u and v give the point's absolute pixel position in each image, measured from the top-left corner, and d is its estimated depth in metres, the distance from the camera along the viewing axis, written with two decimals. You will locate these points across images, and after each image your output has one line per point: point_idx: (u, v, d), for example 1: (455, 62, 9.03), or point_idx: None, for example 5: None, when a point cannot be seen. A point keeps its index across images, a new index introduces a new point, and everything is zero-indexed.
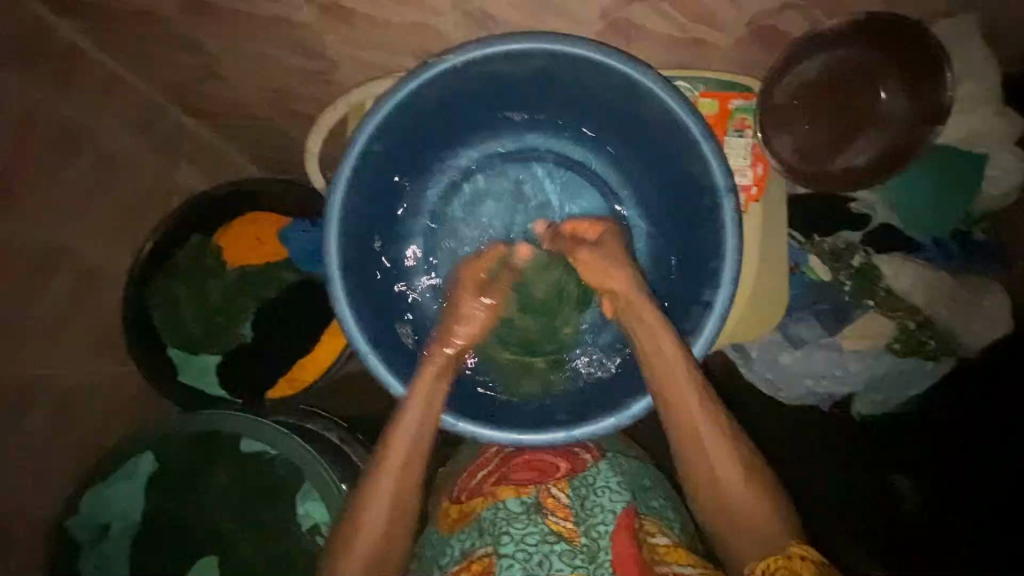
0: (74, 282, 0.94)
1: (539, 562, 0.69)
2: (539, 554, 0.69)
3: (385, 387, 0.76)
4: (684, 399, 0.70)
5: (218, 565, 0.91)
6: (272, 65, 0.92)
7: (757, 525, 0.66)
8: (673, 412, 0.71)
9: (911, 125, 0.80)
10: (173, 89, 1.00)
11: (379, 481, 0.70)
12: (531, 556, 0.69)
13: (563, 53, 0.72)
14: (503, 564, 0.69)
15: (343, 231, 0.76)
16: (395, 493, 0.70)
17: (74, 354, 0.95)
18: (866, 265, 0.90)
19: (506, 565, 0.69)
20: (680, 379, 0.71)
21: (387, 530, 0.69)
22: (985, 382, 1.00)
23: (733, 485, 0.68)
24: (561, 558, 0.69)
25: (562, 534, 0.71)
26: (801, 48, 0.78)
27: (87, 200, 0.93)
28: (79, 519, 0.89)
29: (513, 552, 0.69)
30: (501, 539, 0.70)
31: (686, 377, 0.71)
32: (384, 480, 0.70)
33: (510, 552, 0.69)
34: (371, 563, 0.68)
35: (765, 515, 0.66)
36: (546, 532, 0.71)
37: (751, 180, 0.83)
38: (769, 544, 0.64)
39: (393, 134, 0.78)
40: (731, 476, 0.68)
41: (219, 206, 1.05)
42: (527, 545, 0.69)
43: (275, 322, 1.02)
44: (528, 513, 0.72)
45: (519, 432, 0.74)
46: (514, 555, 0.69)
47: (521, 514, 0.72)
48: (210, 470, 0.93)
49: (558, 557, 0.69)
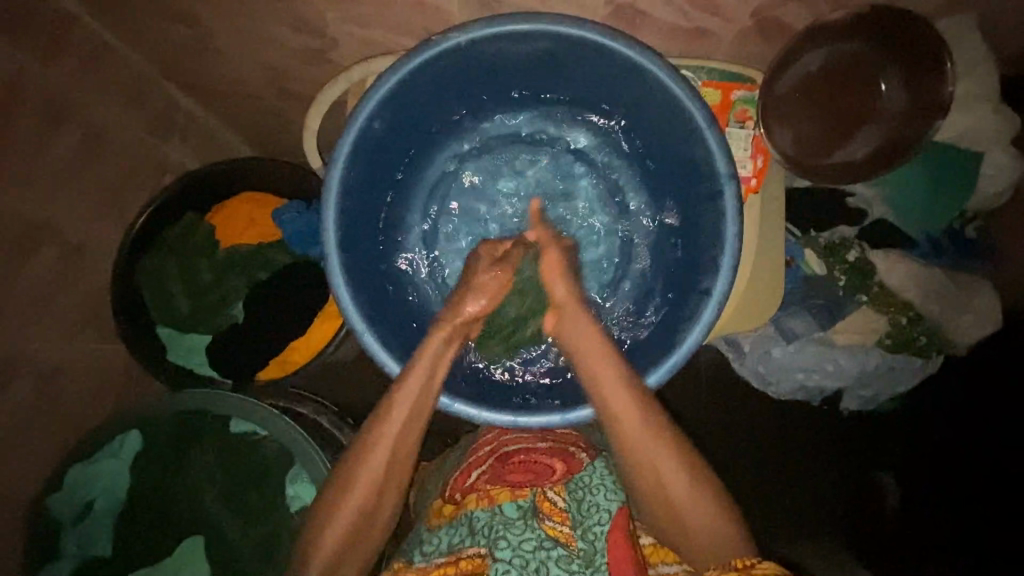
0: (62, 254, 0.92)
1: (536, 568, 0.68)
2: (536, 561, 0.68)
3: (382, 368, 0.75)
4: (611, 393, 0.70)
5: (204, 545, 0.89)
6: (271, 41, 0.91)
7: (697, 532, 0.66)
8: (598, 397, 0.71)
9: (912, 118, 0.81)
10: (166, 61, 0.98)
11: (357, 473, 0.70)
12: (528, 561, 0.68)
13: (571, 35, 0.71)
14: (497, 568, 0.68)
15: (342, 206, 0.75)
16: (379, 485, 0.70)
17: (59, 328, 0.93)
18: (860, 261, 0.91)
19: (500, 569, 0.68)
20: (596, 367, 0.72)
21: (364, 517, 0.70)
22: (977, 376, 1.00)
23: (673, 485, 0.67)
24: (558, 563, 0.68)
25: (558, 539, 0.70)
26: (804, 41, 0.78)
27: (76, 173, 0.91)
28: (62, 495, 0.87)
29: (509, 557, 0.69)
30: (499, 543, 0.69)
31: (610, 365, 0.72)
32: (375, 464, 0.70)
33: (506, 557, 0.68)
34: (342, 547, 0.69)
35: (703, 527, 0.66)
36: (541, 538, 0.70)
37: (751, 171, 0.84)
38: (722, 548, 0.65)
39: (393, 113, 0.77)
40: (665, 468, 0.67)
41: (214, 184, 1.04)
42: (524, 551, 0.69)
43: (269, 305, 1.01)
44: (524, 518, 0.72)
45: (512, 414, 0.74)
46: (511, 560, 0.68)
47: (518, 519, 0.72)
48: (197, 448, 0.92)
49: (555, 562, 0.68)
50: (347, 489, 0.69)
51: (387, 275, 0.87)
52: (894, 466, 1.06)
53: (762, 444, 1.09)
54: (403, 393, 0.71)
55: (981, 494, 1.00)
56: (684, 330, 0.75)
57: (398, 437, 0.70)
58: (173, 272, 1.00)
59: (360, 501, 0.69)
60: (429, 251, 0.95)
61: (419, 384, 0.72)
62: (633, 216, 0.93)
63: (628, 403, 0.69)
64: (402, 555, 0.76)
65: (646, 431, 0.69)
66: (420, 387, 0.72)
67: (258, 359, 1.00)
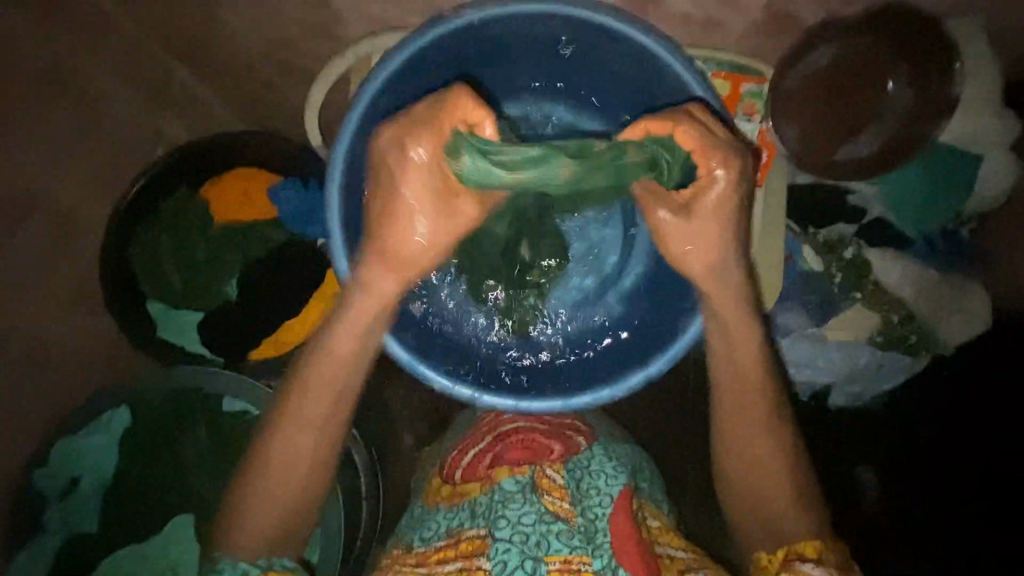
0: (50, 224, 0.89)
1: (536, 542, 0.66)
2: (536, 534, 0.67)
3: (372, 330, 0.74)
4: (740, 406, 0.73)
5: (194, 525, 0.88)
6: (274, 11, 0.89)
7: (769, 504, 0.72)
8: (715, 373, 0.75)
9: (909, 122, 0.86)
10: (162, 30, 0.95)
11: (288, 434, 0.69)
12: (529, 536, 0.67)
13: (586, 20, 0.71)
14: (498, 548, 0.66)
15: (347, 182, 0.74)
16: (315, 447, 0.71)
17: (49, 301, 0.91)
18: (857, 258, 0.92)
19: (501, 548, 0.66)
20: (728, 352, 0.74)
21: (303, 480, 0.70)
22: (972, 379, 1.02)
23: (755, 461, 0.73)
24: (559, 537, 0.66)
25: (557, 514, 0.69)
26: (816, 39, 0.81)
27: (66, 142, 0.88)
28: (47, 471, 0.85)
29: (509, 536, 0.67)
30: (498, 522, 0.68)
31: (753, 366, 0.74)
32: (295, 437, 0.70)
33: (506, 536, 0.66)
34: (285, 514, 0.70)
35: (776, 502, 0.72)
36: (541, 512, 0.68)
37: (755, 165, 0.85)
38: (777, 529, 0.71)
39: (404, 90, 0.76)
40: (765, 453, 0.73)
41: (204, 156, 0.99)
42: (524, 527, 0.67)
43: (267, 280, 0.99)
44: (523, 492, 0.70)
45: (518, 398, 0.75)
46: (511, 539, 0.66)
47: (517, 493, 0.70)
48: (185, 427, 0.91)
49: (557, 536, 0.66)
50: (280, 448, 0.69)
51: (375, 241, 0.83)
52: (877, 464, 1.06)
53: None
54: (337, 347, 0.70)
55: (975, 492, 1.02)
56: (684, 319, 0.77)
57: (332, 397, 0.71)
58: (167, 249, 0.98)
59: (280, 467, 0.69)
60: None
61: (351, 354, 0.71)
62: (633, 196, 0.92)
63: (754, 421, 0.73)
64: (403, 541, 0.76)
65: (755, 428, 0.73)
66: (347, 357, 0.71)
67: (249, 338, 0.98)
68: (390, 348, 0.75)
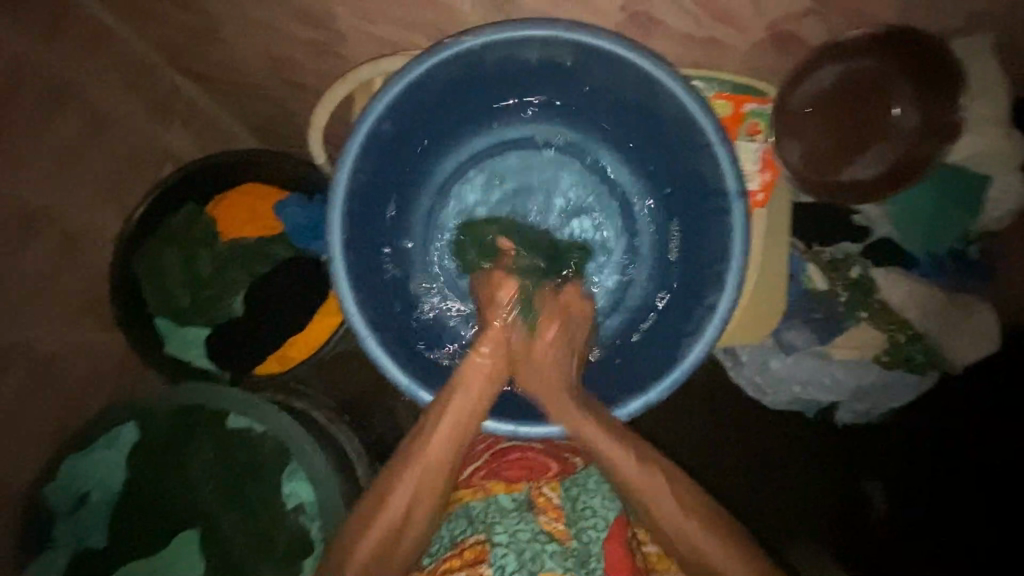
0: (60, 239, 0.91)
1: (530, 559, 0.67)
2: (530, 551, 0.68)
3: (373, 358, 0.74)
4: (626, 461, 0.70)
5: (198, 540, 0.89)
6: (276, 30, 0.89)
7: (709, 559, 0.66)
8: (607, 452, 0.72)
9: (920, 141, 0.82)
10: (169, 48, 0.96)
11: (395, 488, 0.70)
12: (523, 551, 0.68)
13: (583, 43, 0.71)
14: (496, 553, 0.67)
15: (348, 205, 0.75)
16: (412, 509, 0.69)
17: (59, 315, 0.92)
18: (863, 277, 0.91)
19: (499, 553, 0.67)
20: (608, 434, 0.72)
21: (390, 542, 0.68)
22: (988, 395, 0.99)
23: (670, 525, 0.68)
24: (552, 557, 0.68)
25: (552, 534, 0.70)
26: (820, 58, 0.79)
27: (75, 160, 0.90)
28: (57, 485, 0.87)
29: (505, 542, 0.68)
30: (494, 528, 0.69)
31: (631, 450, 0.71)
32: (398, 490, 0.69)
33: (503, 543, 0.68)
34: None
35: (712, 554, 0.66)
36: (537, 530, 0.69)
37: (758, 186, 0.86)
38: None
39: (403, 113, 0.76)
40: (648, 482, 0.69)
41: (212, 176, 1.02)
42: (519, 540, 0.68)
43: (270, 298, 0.99)
44: (520, 509, 0.71)
45: (516, 425, 0.76)
46: (509, 545, 0.68)
47: (512, 509, 0.71)
48: (191, 443, 0.92)
49: (550, 556, 0.68)
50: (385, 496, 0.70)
51: (378, 262, 0.85)
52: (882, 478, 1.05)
53: (759, 455, 1.09)
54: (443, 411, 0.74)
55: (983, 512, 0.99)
56: (686, 342, 0.76)
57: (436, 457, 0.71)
58: (172, 264, 0.98)
59: (396, 512, 0.68)
60: (429, 214, 0.93)
61: (452, 424, 0.73)
62: (637, 211, 0.92)
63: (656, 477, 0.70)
64: None
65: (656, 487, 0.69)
66: (456, 411, 0.73)
67: (258, 354, 0.99)
68: (390, 373, 0.74)
